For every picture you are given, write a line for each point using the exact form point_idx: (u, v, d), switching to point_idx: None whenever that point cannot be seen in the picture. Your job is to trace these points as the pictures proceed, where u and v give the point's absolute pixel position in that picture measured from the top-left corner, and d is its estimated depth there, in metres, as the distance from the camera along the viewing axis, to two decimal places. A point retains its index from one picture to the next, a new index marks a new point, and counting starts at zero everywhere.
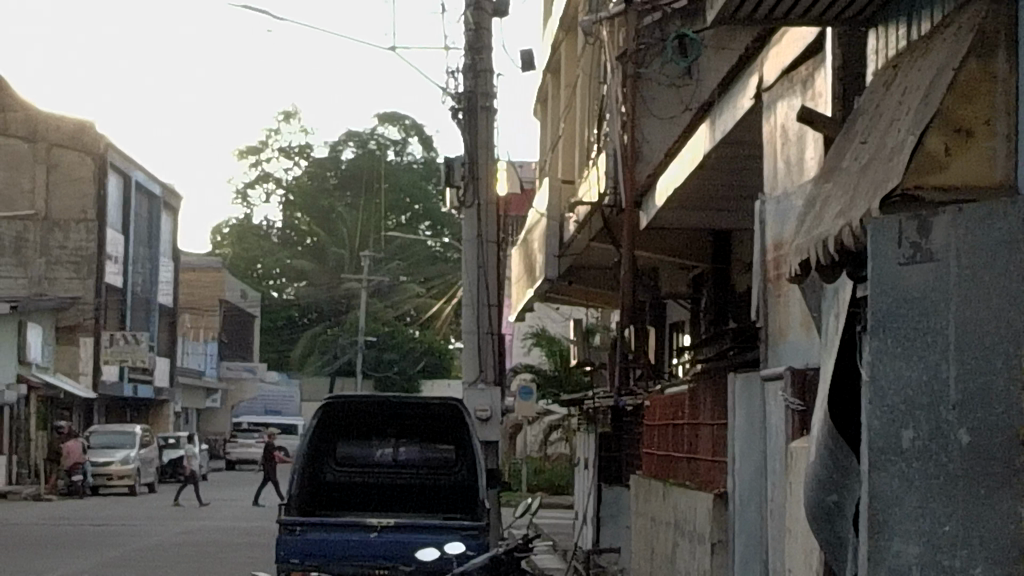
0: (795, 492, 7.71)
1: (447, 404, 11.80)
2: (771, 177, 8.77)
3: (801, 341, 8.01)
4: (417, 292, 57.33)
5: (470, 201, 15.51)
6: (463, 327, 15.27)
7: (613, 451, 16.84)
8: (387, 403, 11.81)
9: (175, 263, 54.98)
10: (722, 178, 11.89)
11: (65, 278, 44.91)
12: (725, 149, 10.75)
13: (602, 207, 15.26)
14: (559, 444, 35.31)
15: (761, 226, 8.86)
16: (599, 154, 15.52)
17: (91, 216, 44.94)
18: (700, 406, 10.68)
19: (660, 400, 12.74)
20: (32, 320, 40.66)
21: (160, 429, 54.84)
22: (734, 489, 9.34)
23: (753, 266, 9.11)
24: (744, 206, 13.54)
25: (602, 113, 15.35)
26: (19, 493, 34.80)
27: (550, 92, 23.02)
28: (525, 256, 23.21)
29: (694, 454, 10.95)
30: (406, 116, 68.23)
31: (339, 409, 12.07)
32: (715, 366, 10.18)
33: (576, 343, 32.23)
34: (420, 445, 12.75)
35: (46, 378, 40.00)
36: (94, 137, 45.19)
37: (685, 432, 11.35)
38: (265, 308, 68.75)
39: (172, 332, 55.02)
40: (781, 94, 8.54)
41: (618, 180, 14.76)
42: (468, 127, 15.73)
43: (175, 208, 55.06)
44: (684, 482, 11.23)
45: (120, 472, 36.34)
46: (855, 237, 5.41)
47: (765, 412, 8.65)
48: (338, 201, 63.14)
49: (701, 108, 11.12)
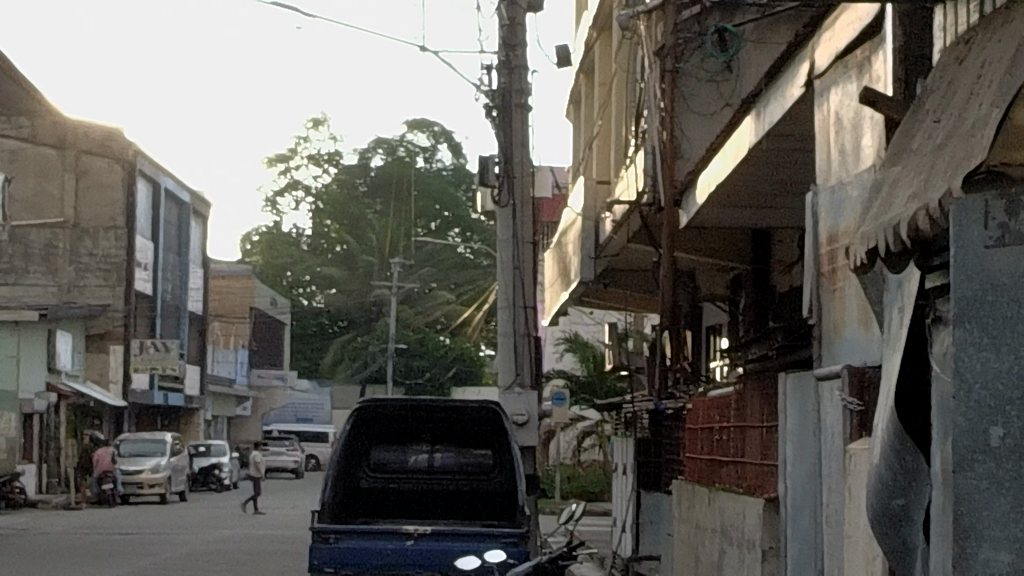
0: (855, 498, 7.37)
1: (484, 407, 11.43)
2: (824, 167, 8.40)
3: (859, 339, 7.67)
4: (449, 299, 57.11)
5: (505, 200, 15.13)
6: (499, 329, 14.95)
7: (650, 456, 16.47)
8: (421, 407, 11.47)
9: (205, 270, 54.74)
10: (766, 174, 11.53)
11: (94, 286, 44.37)
12: (769, 142, 10.39)
13: (640, 206, 14.91)
14: (591, 450, 35.02)
15: (813, 218, 8.52)
16: (636, 152, 15.19)
17: (120, 223, 44.64)
18: (746, 409, 10.33)
19: (703, 404, 12.38)
20: (62, 327, 40.39)
21: (191, 437, 54.59)
22: (786, 493, 8.96)
23: (804, 261, 8.76)
24: (788, 203, 13.20)
25: (640, 109, 15.01)
26: (50, 501, 34.54)
27: (583, 93, 22.72)
28: (558, 259, 22.86)
29: (739, 458, 10.60)
30: (436, 123, 68.12)
31: (374, 414, 11.71)
32: (764, 367, 9.81)
33: (608, 347, 31.94)
34: (457, 451, 12.37)
35: (76, 386, 39.69)
36: (123, 145, 45.12)
37: (729, 436, 10.99)
38: (295, 316, 68.53)
39: (202, 340, 54.74)
40: (833, 80, 8.19)
41: (656, 179, 14.39)
42: (501, 125, 15.39)
43: (205, 216, 54.83)
44: (729, 486, 10.88)
45: (150, 481, 36.03)
46: (932, 221, 5.07)
47: (820, 415, 8.28)
48: (368, 207, 62.94)
49: (745, 101, 10.76)
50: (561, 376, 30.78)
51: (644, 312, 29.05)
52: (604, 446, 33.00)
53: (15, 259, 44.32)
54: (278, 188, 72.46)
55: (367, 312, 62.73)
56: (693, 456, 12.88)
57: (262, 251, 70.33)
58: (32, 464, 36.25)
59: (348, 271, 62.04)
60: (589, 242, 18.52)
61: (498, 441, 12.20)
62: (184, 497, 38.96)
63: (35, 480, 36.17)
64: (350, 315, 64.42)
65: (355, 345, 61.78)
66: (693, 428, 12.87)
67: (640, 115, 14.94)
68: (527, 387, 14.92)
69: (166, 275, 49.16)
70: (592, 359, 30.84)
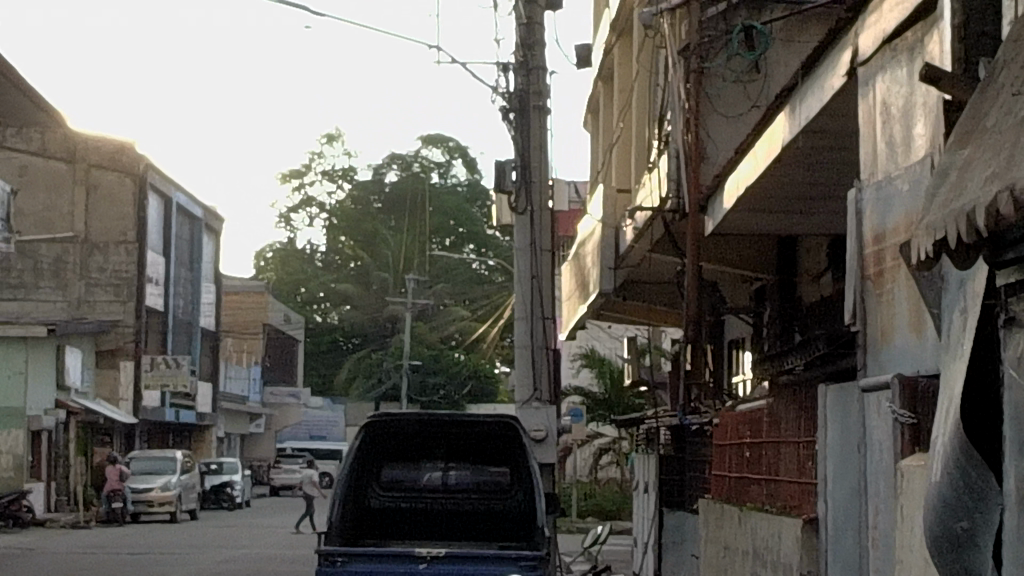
0: (907, 518, 6.77)
1: (501, 421, 10.76)
2: (870, 161, 7.79)
3: (910, 347, 7.07)
4: (465, 315, 56.48)
5: (523, 206, 14.48)
6: (516, 342, 14.34)
7: (675, 473, 15.86)
8: (434, 422, 10.83)
9: (217, 286, 54.19)
10: (797, 175, 10.92)
11: (104, 301, 44.08)
12: (809, 138, 9.74)
13: (664, 213, 14.28)
14: (607, 466, 34.38)
15: (856, 215, 7.90)
16: (659, 157, 14.57)
17: (131, 238, 44.50)
18: (781, 423, 9.68)
19: (732, 417, 11.76)
20: (72, 343, 39.80)
21: (204, 455, 54.06)
22: (827, 515, 8.33)
23: (848, 262, 8.14)
24: (819, 209, 12.56)
25: (664, 112, 14.40)
26: (57, 520, 33.85)
27: (601, 101, 22.14)
28: (575, 270, 22.25)
29: (773, 478, 9.93)
30: (450, 138, 67.55)
31: (385, 428, 11.06)
32: (806, 379, 9.13)
33: (624, 363, 31.36)
34: (472, 467, 11.68)
35: (85, 403, 39.10)
36: (134, 158, 44.65)
37: (762, 454, 10.31)
38: (308, 333, 67.87)
39: (214, 356, 54.15)
40: (879, 66, 7.59)
41: (680, 183, 13.76)
42: (518, 127, 14.78)
43: (218, 232, 54.31)
44: (762, 505, 10.21)
45: (161, 498, 35.30)
46: (1015, 204, 4.43)
47: (865, 430, 7.66)
48: (383, 222, 62.30)
49: (779, 95, 10.11)
50: (576, 391, 30.14)
51: (661, 328, 28.44)
52: (622, 464, 32.40)
53: (25, 274, 43.66)
54: (292, 204, 71.83)
55: (382, 329, 62.12)
56: (720, 473, 12.23)
57: (276, 267, 69.75)
58: (40, 482, 35.57)
59: (361, 288, 61.49)
60: (608, 252, 17.91)
61: (517, 457, 11.53)
62: (194, 516, 38.28)
63: (44, 498, 35.49)
64: (364, 332, 63.79)
65: (369, 362, 61.15)
66: (720, 442, 12.23)
67: (664, 116, 14.33)
68: (545, 401, 14.30)
69: (178, 290, 48.63)
70: (609, 375, 30.19)
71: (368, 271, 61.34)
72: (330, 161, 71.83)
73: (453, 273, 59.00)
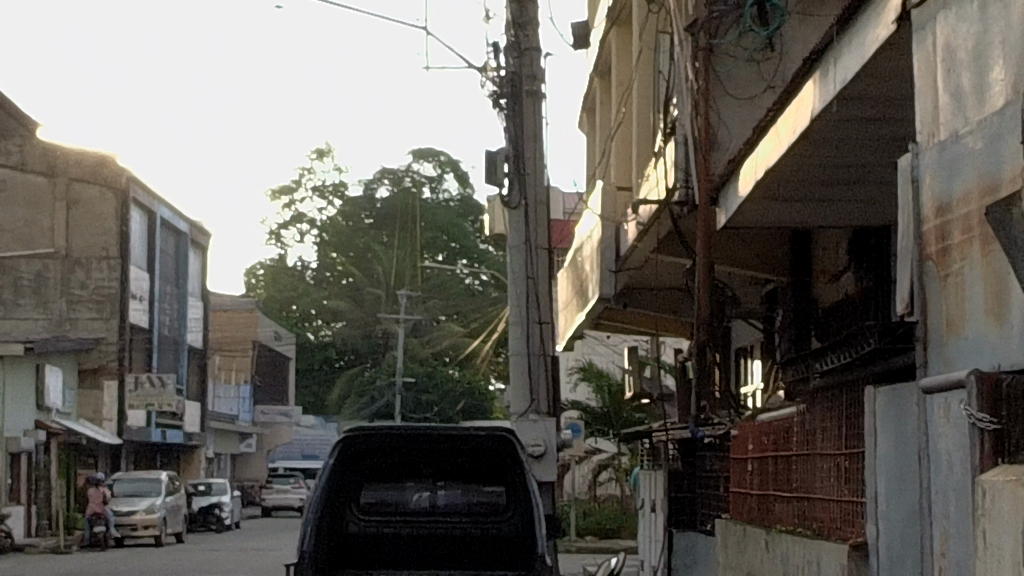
0: (991, 544, 5.53)
1: (494, 435, 9.46)
2: (928, 119, 6.58)
3: (987, 337, 5.87)
4: (457, 331, 55.16)
5: (516, 200, 13.24)
6: (511, 348, 13.11)
7: (685, 492, 14.60)
8: (416, 435, 9.53)
9: (205, 303, 52.95)
10: (825, 153, 9.76)
11: (87, 318, 42.70)
12: (844, 107, 8.55)
13: (671, 206, 13.03)
14: (608, 485, 33.09)
15: (914, 188, 6.69)
16: (663, 148, 13.36)
17: (113, 254, 43.02)
18: (816, 432, 8.43)
19: (754, 428, 10.52)
20: (52, 362, 38.50)
21: (193, 476, 52.87)
22: (882, 538, 7.06)
23: (902, 241, 6.89)
24: (845, 196, 11.33)
25: (669, 96, 13.19)
26: (37, 545, 32.56)
27: (598, 99, 20.93)
28: (572, 277, 21.09)
29: (807, 495, 8.67)
30: (441, 151, 66.29)
31: (363, 445, 9.72)
32: (848, 379, 7.85)
33: (622, 375, 30.23)
34: (462, 488, 10.25)
35: (66, 423, 37.82)
36: (116, 171, 43.40)
37: (792, 469, 9.06)
38: (301, 350, 66.39)
39: (202, 374, 52.91)
40: (938, 8, 6.38)
41: (689, 172, 12.53)
42: (511, 115, 13.59)
43: (205, 247, 53.14)
44: (792, 528, 8.97)
45: (145, 522, 33.96)
46: None
47: (929, 436, 6.43)
48: (374, 238, 61.00)
49: (807, 60, 8.91)
50: (575, 405, 28.94)
51: (659, 340, 27.17)
52: (622, 481, 31.16)
53: (4, 290, 42.89)
54: (282, 221, 70.53)
55: (375, 346, 60.81)
56: (739, 493, 10.96)
57: (267, 285, 68.40)
58: (19, 505, 34.21)
59: (354, 304, 60.26)
60: (608, 253, 16.74)
61: (511, 477, 10.11)
62: (181, 540, 36.92)
63: (24, 522, 34.21)
64: (356, 350, 62.44)
65: (360, 379, 59.87)
66: (740, 459, 10.96)
67: (670, 101, 13.12)
68: (545, 415, 13.03)
69: (163, 307, 47.38)
70: (608, 389, 29.01)
71: (360, 287, 60.14)
72: (322, 177, 70.58)
73: (444, 287, 57.70)
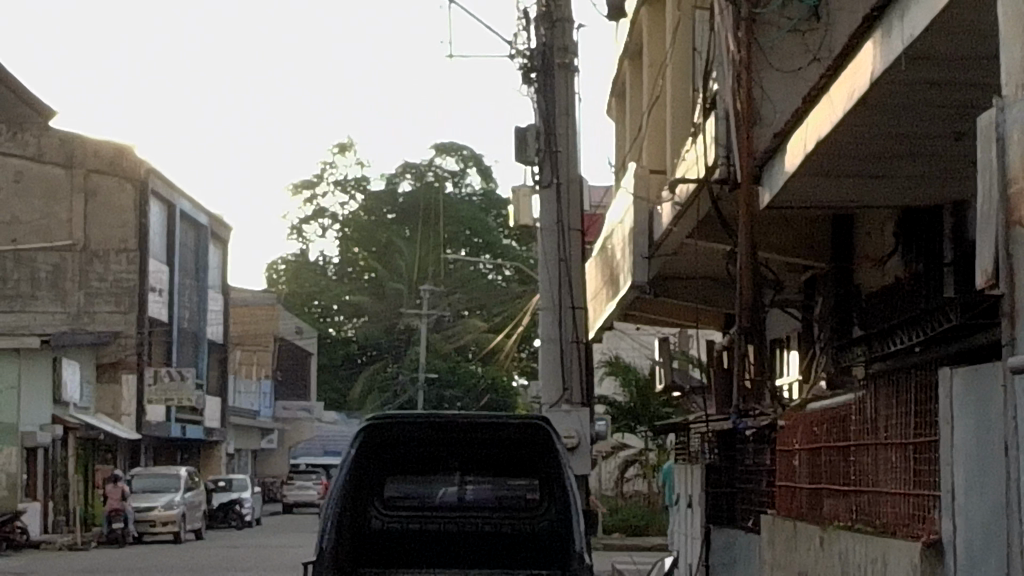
0: None
1: (529, 424, 8.81)
2: (1016, 70, 5.93)
3: None
4: (480, 326, 54.44)
5: (548, 180, 12.81)
6: (539, 334, 12.62)
7: (725, 487, 13.92)
8: (442, 423, 8.88)
9: (225, 298, 52.32)
10: (884, 121, 9.09)
11: (105, 312, 42.07)
12: (908, 71, 7.92)
13: (710, 186, 12.39)
14: (636, 480, 32.44)
15: (994, 144, 6.02)
16: (700, 126, 12.76)
17: (132, 246, 42.42)
18: (884, 423, 7.80)
19: (806, 417, 9.88)
20: (69, 356, 37.82)
21: (212, 472, 52.24)
22: (959, 534, 6.39)
23: (979, 209, 6.23)
24: (898, 172, 10.66)
25: (708, 71, 12.55)
26: (53, 543, 31.89)
27: (629, 82, 20.25)
28: (601, 265, 20.48)
29: (870, 486, 8.02)
30: (464, 145, 65.59)
31: (389, 433, 9.07)
32: (919, 362, 7.19)
33: (650, 367, 29.61)
34: (493, 482, 9.56)
35: (85, 419, 37.15)
36: (135, 163, 42.84)
37: (853, 459, 8.42)
38: (323, 345, 65.77)
39: (222, 369, 52.25)
40: None
41: (730, 150, 11.87)
42: (541, 90, 13.21)
43: (224, 240, 52.50)
44: (852, 524, 8.32)
45: (164, 518, 33.33)
46: None
47: (1016, 419, 5.75)
48: (396, 234, 60.41)
49: (865, 23, 8.30)
50: (602, 399, 28.30)
51: (687, 335, 26.57)
52: (651, 477, 30.50)
53: (21, 285, 42.32)
54: (303, 216, 69.82)
55: (396, 341, 60.17)
56: (789, 485, 10.29)
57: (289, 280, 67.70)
58: (36, 502, 33.53)
59: (375, 298, 59.67)
60: (641, 239, 16.13)
61: (546, 469, 9.42)
62: (201, 536, 36.24)
63: (40, 520, 33.52)
64: (378, 345, 61.75)
65: (382, 375, 59.24)
66: (790, 452, 10.29)
67: (709, 75, 12.49)
68: (577, 405, 12.48)
69: (183, 300, 46.80)
70: (635, 383, 28.39)
71: (382, 282, 59.53)
72: (343, 171, 69.93)
73: (468, 283, 57.04)
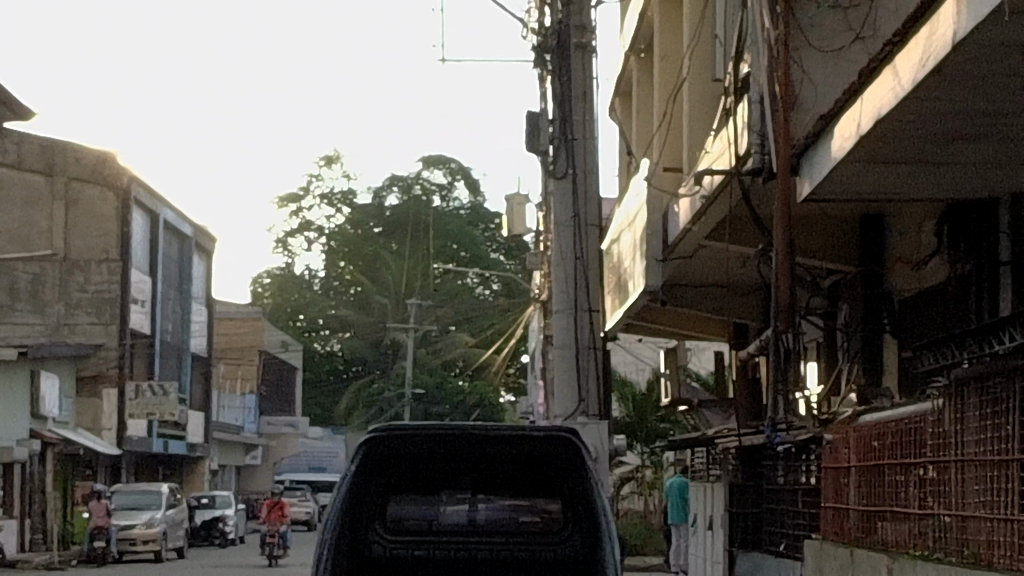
0: None
1: (554, 437, 7.73)
2: None
3: None
4: (468, 341, 53.29)
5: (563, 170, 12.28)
6: (553, 338, 12.04)
7: (751, 507, 12.88)
8: (452, 435, 7.79)
9: (209, 311, 51.29)
10: (957, 95, 8.01)
11: (87, 324, 40.90)
12: (995, 31, 6.86)
13: (740, 178, 11.37)
14: (631, 498, 31.25)
15: None
16: (728, 112, 11.77)
17: (113, 255, 41.50)
18: (977, 438, 6.79)
19: (861, 429, 8.82)
20: (48, 369, 36.65)
21: (195, 489, 51.02)
22: None
23: None
24: (955, 159, 9.60)
25: (740, 51, 11.53)
26: (32, 562, 30.62)
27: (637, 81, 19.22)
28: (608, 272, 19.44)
29: (961, 508, 7.00)
30: (453, 158, 64.48)
31: (395, 446, 7.98)
32: None
33: (648, 382, 28.49)
34: (510, 502, 8.39)
35: (63, 433, 35.97)
36: (118, 171, 41.93)
37: (931, 479, 7.42)
38: (308, 360, 64.62)
39: (206, 384, 51.11)
40: None
41: (764, 138, 10.80)
42: (557, 69, 12.68)
43: (209, 252, 51.40)
44: (936, 553, 7.31)
45: (145, 537, 32.10)
46: None
47: None
48: (383, 247, 59.43)
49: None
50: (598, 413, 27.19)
51: (687, 350, 25.46)
52: (646, 495, 29.43)
53: None
54: (289, 229, 68.51)
55: (383, 355, 59.00)
56: (841, 506, 9.21)
57: (274, 295, 66.43)
58: (12, 519, 32.34)
59: (361, 313, 58.55)
60: (656, 242, 15.12)
61: (568, 487, 8.26)
62: (182, 555, 35.06)
63: (18, 537, 32.37)
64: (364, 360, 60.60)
65: (367, 389, 58.11)
66: (841, 472, 9.24)
67: (741, 57, 11.50)
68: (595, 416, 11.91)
69: (166, 314, 45.66)
70: (632, 398, 27.31)
71: (368, 296, 58.49)
72: (330, 184, 68.80)
73: (456, 297, 55.90)
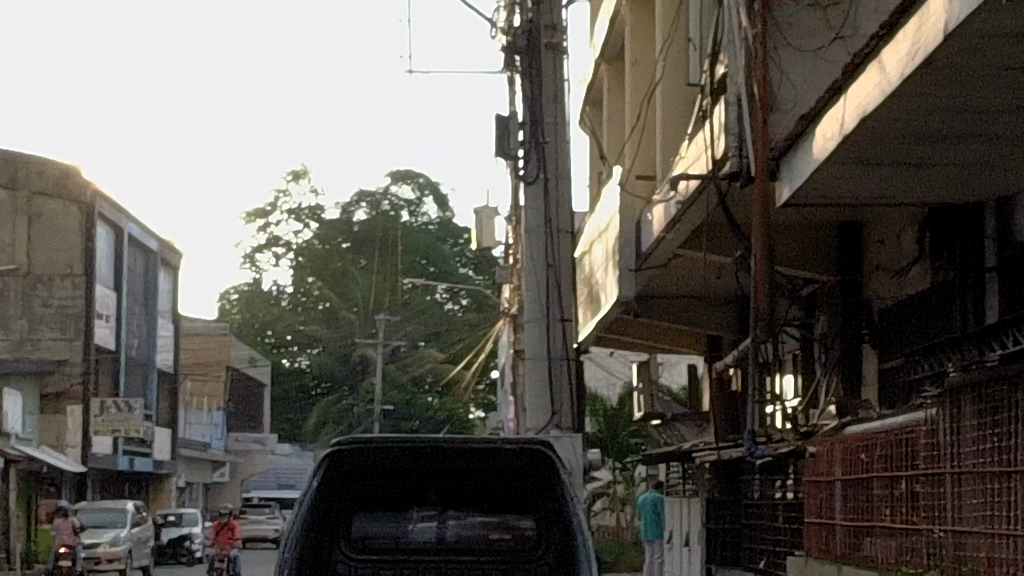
0: None
1: (527, 449, 7.36)
2: None
3: None
4: (437, 356, 52.86)
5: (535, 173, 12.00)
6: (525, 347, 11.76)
7: (729, 520, 12.53)
8: (418, 447, 7.43)
9: (176, 327, 50.82)
10: (945, 91, 7.67)
11: (50, 339, 40.39)
12: (989, 20, 6.51)
13: (717, 183, 11.02)
14: (603, 514, 30.82)
15: None
16: (704, 114, 11.43)
17: (78, 270, 40.99)
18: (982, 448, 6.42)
19: (849, 440, 8.44)
20: (9, 386, 36.15)
21: (161, 506, 50.49)
22: None
23: None
24: (942, 160, 9.26)
25: (715, 52, 11.21)
26: None
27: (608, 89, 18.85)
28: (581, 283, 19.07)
29: (965, 521, 6.63)
30: (421, 173, 64.01)
31: (359, 459, 7.60)
32: None
33: (622, 397, 28.05)
34: (482, 517, 7.94)
35: (27, 449, 35.43)
36: (82, 185, 41.47)
37: (927, 492, 7.05)
38: (276, 375, 64.13)
39: (172, 400, 50.61)
40: None
41: (743, 141, 10.45)
42: (528, 71, 12.38)
43: (176, 266, 50.92)
44: (936, 566, 6.93)
45: (109, 554, 31.60)
46: None
47: None
48: (352, 263, 58.98)
49: None
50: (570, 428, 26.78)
51: (658, 365, 25.06)
52: (620, 511, 29.00)
53: None
54: (257, 244, 68.00)
55: (351, 371, 58.55)
56: (827, 523, 8.83)
57: (242, 311, 65.92)
58: None
59: (330, 328, 58.10)
60: (630, 251, 14.75)
61: (543, 502, 7.85)
62: (148, 573, 34.59)
63: None
64: (332, 375, 60.14)
65: (335, 405, 57.66)
66: (826, 488, 8.87)
67: (717, 57, 11.19)
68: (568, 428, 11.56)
69: (131, 330, 45.18)
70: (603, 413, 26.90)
71: (336, 312, 58.03)
72: (298, 198, 68.31)
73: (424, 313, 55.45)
